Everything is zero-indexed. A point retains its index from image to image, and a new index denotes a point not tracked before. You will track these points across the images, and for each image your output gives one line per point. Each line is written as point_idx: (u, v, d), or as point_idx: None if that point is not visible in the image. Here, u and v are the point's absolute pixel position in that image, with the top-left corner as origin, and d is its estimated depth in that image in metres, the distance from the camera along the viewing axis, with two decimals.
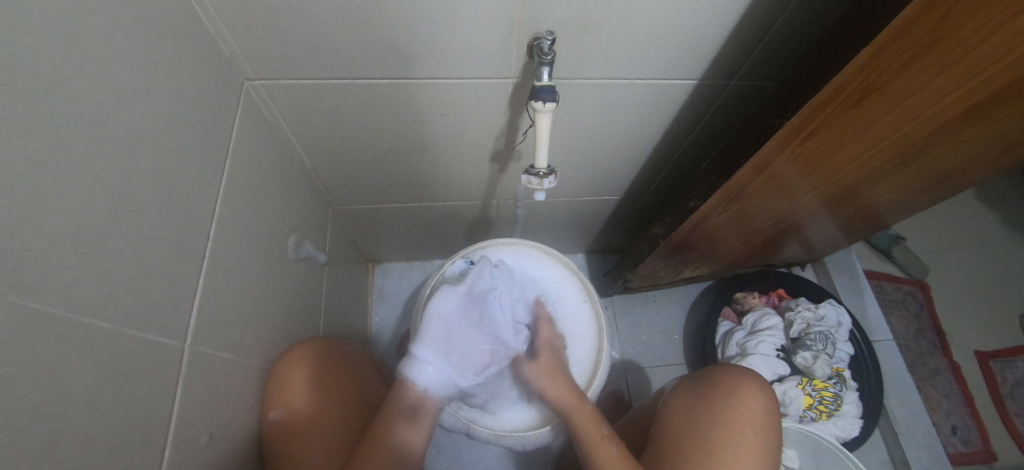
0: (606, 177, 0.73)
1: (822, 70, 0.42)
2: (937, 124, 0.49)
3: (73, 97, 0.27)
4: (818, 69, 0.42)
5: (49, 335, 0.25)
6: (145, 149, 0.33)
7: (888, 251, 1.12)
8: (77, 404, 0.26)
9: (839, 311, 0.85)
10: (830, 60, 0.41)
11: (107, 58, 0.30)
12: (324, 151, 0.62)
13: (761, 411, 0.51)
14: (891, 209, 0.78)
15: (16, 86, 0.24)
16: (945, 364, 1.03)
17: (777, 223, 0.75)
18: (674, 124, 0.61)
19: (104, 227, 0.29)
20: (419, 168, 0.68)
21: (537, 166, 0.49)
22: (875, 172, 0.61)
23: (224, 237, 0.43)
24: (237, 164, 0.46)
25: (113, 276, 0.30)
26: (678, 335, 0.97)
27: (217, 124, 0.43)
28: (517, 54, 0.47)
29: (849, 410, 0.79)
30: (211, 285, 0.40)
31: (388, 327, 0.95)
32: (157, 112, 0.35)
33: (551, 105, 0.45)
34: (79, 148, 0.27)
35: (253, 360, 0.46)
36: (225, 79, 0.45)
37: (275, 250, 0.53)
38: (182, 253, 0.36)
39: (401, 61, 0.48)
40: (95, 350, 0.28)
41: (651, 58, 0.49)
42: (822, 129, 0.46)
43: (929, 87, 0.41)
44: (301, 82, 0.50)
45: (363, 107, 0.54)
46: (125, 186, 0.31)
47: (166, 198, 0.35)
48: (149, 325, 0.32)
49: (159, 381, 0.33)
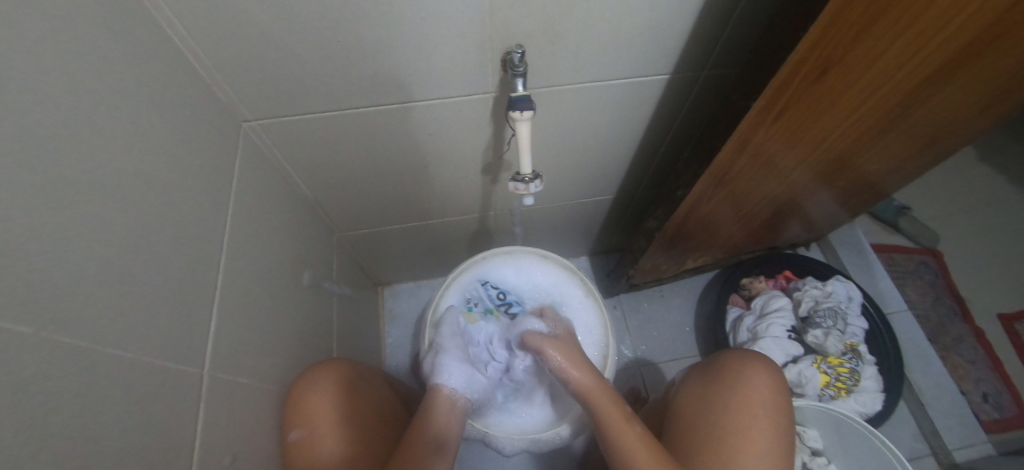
0: (596, 177, 0.75)
1: (776, 52, 0.43)
2: (909, 86, 0.50)
3: (87, 149, 0.30)
4: (771, 50, 0.44)
5: (76, 365, 0.27)
6: (153, 192, 0.36)
7: (895, 222, 1.11)
8: (106, 430, 0.28)
9: (848, 286, 0.84)
10: (781, 40, 0.42)
11: (114, 113, 0.33)
12: (322, 181, 0.65)
13: (771, 391, 0.52)
14: (887, 177, 0.78)
15: (40, 144, 0.26)
16: (969, 330, 1.00)
17: (771, 203, 0.76)
18: (654, 119, 0.63)
19: (122, 266, 0.32)
20: (414, 188, 0.70)
21: (522, 172, 0.51)
22: (859, 141, 0.62)
23: (233, 269, 0.45)
24: (241, 200, 0.49)
25: (134, 309, 0.32)
26: (689, 327, 0.97)
27: (220, 163, 0.46)
28: (492, 69, 0.50)
29: (868, 385, 0.78)
30: (224, 314, 0.42)
31: (401, 347, 0.96)
32: (162, 157, 0.38)
33: (528, 113, 0.47)
34: (95, 196, 0.30)
35: (269, 384, 0.48)
36: (224, 122, 0.48)
37: (283, 278, 0.56)
38: (195, 285, 0.39)
39: (385, 88, 0.51)
40: (119, 378, 0.30)
41: (620, 59, 0.52)
42: (792, 104, 0.48)
43: (890, 50, 0.43)
44: (294, 118, 0.53)
45: (354, 135, 0.58)
46: (138, 226, 0.34)
47: (176, 235, 0.38)
48: (169, 355, 0.35)
49: (180, 406, 0.35)
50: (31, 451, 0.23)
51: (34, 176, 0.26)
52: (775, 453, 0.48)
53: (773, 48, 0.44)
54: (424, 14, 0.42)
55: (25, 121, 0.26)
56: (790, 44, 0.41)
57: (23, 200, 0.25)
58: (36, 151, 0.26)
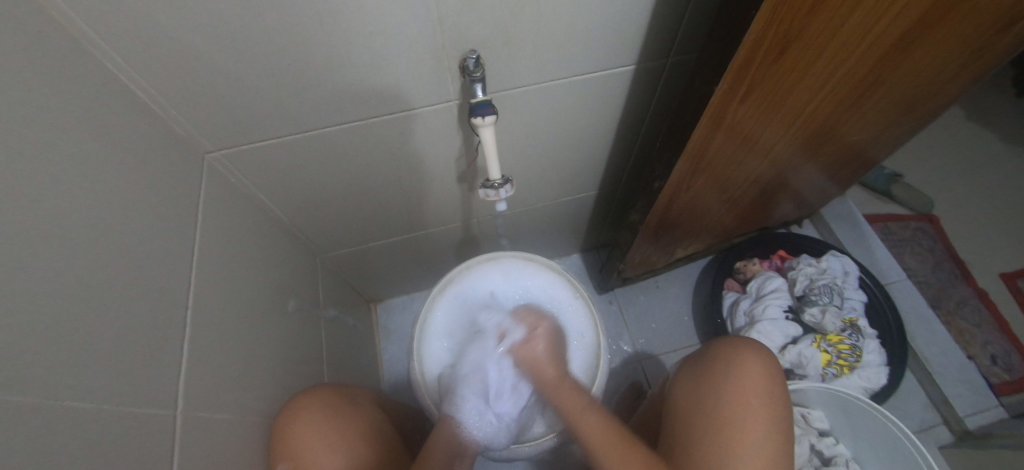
0: (576, 174, 0.74)
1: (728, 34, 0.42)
2: (876, 54, 0.49)
3: (34, 202, 0.29)
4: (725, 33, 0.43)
5: (34, 422, 0.26)
6: (110, 235, 0.35)
7: (887, 190, 1.10)
8: None
9: (843, 261, 0.83)
10: (731, 23, 0.41)
11: (61, 160, 0.32)
12: (297, 205, 0.64)
13: (765, 379, 0.50)
14: (870, 145, 0.77)
15: None
16: (971, 292, 0.98)
17: (755, 183, 0.75)
18: (625, 111, 0.62)
19: (78, 316, 0.31)
20: (392, 203, 0.70)
21: (491, 177, 0.50)
22: (835, 113, 0.61)
23: (205, 304, 0.44)
24: (210, 232, 0.48)
25: (96, 357, 0.31)
26: (687, 316, 0.95)
27: (184, 198, 0.45)
28: (451, 77, 0.49)
29: (871, 359, 0.76)
30: (198, 352, 0.42)
31: (398, 362, 0.96)
32: (117, 198, 0.37)
33: (490, 118, 0.46)
34: (48, 246, 0.29)
35: (253, 417, 0.47)
36: (186, 157, 0.47)
37: (263, 307, 0.55)
38: (163, 325, 0.38)
39: (344, 106, 0.50)
40: (84, 430, 0.29)
41: (581, 54, 0.51)
42: (758, 84, 0.47)
43: (850, 20, 0.42)
44: (259, 145, 0.52)
45: (323, 157, 0.57)
46: (96, 273, 0.33)
47: (139, 277, 0.37)
48: (136, 400, 0.34)
49: (154, 450, 0.34)
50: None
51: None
52: (774, 441, 0.47)
53: (726, 30, 0.43)
54: (373, 28, 0.42)
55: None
56: (742, 27, 0.40)
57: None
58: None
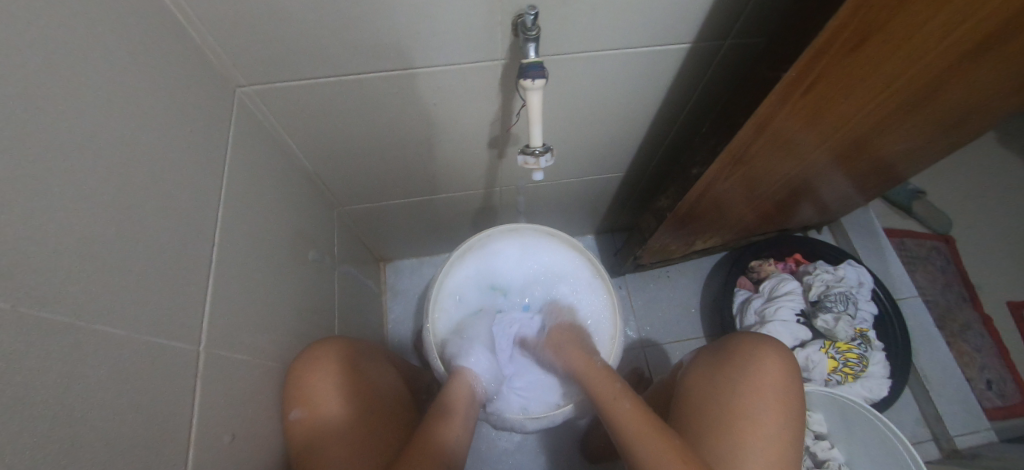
0: (608, 153, 0.72)
1: (814, 15, 0.40)
2: (947, 59, 0.46)
3: (64, 114, 0.27)
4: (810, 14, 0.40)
5: (62, 343, 0.25)
6: (140, 158, 0.33)
7: (908, 206, 1.08)
8: (96, 408, 0.27)
9: (859, 271, 0.83)
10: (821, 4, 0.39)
11: (93, 71, 0.30)
12: (322, 152, 0.62)
13: (782, 376, 0.51)
14: (907, 159, 0.75)
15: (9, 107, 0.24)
16: (976, 317, 0.99)
17: (786, 183, 0.73)
18: (671, 91, 0.60)
19: (107, 239, 0.29)
20: (417, 161, 0.68)
21: (531, 144, 0.48)
22: (884, 121, 0.59)
23: (229, 243, 0.43)
24: (237, 170, 0.47)
25: (122, 284, 0.30)
26: (695, 309, 0.95)
27: (213, 131, 0.43)
28: (502, 34, 0.46)
29: (875, 370, 0.77)
30: (221, 291, 0.41)
31: (404, 323, 0.96)
32: (147, 121, 0.35)
33: (540, 82, 0.44)
34: (78, 160, 0.28)
35: (270, 361, 0.47)
36: (217, 89, 0.45)
37: (283, 253, 0.54)
38: (189, 260, 0.37)
39: (385, 52, 0.47)
40: (109, 356, 0.28)
41: (640, 25, 0.48)
42: (825, 75, 0.45)
43: (939, 16, 0.39)
44: (291, 85, 0.50)
45: (356, 105, 0.55)
46: (125, 197, 0.31)
47: (168, 207, 0.35)
48: (162, 331, 0.33)
49: (177, 384, 0.34)
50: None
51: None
52: (785, 436, 0.48)
53: (812, 9, 0.40)
54: None
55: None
56: (830, 9, 0.38)
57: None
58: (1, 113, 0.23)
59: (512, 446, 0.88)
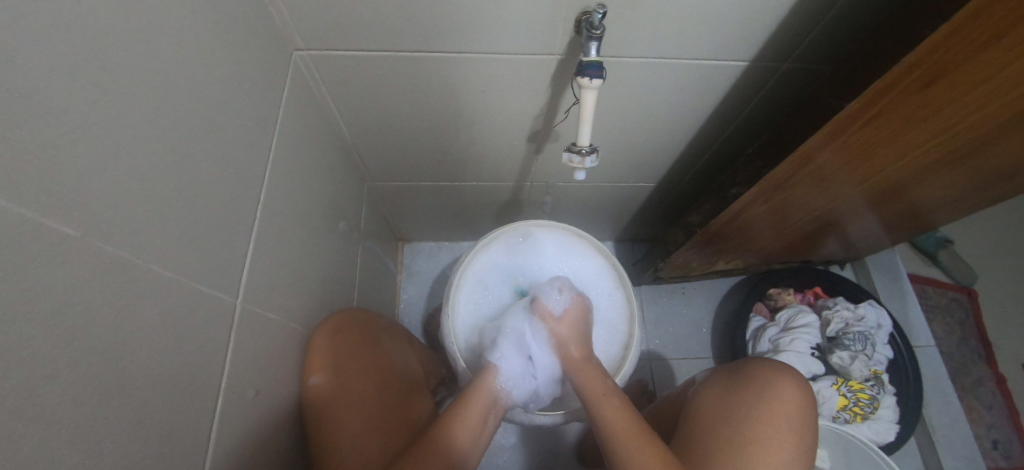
0: (644, 161, 0.71)
1: (898, 51, 0.41)
2: (1007, 118, 0.44)
3: (139, 53, 0.27)
4: (893, 49, 0.41)
5: (118, 279, 0.26)
6: (202, 108, 0.34)
7: (934, 254, 1.06)
8: (141, 346, 0.28)
9: (879, 313, 0.82)
10: (907, 41, 0.40)
11: (170, 15, 0.30)
12: (363, 125, 0.62)
13: (797, 406, 0.50)
14: (948, 213, 0.73)
15: (89, 41, 0.24)
16: (990, 374, 0.98)
17: (819, 220, 0.71)
18: (719, 108, 0.59)
19: (168, 183, 0.30)
20: (454, 145, 0.68)
21: (579, 143, 0.48)
22: (933, 173, 0.57)
23: (271, 203, 0.43)
24: (285, 132, 0.47)
25: (176, 229, 0.31)
26: (707, 329, 0.95)
27: (268, 90, 0.44)
28: (564, 29, 0.46)
29: (885, 414, 0.76)
30: (259, 248, 0.41)
31: (416, 304, 0.96)
32: (212, 72, 0.35)
33: (598, 82, 0.44)
34: (148, 101, 0.28)
35: (294, 323, 0.48)
36: (276, 49, 0.45)
37: (316, 219, 0.54)
38: (235, 215, 0.37)
39: (446, 34, 0.47)
40: (159, 297, 0.29)
41: (704, 37, 0.48)
42: (884, 115, 0.44)
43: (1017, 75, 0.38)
44: (346, 55, 0.50)
45: (405, 83, 0.55)
46: (186, 145, 0.32)
47: (221, 159, 0.36)
48: (207, 280, 0.34)
49: (212, 334, 0.34)
50: (50, 368, 0.22)
51: (75, 69, 0.23)
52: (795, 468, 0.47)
53: (898, 44, 0.41)
54: None
55: (68, 9, 0.23)
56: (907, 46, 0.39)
57: (61, 97, 0.22)
58: (79, 44, 0.23)
59: (508, 442, 0.88)
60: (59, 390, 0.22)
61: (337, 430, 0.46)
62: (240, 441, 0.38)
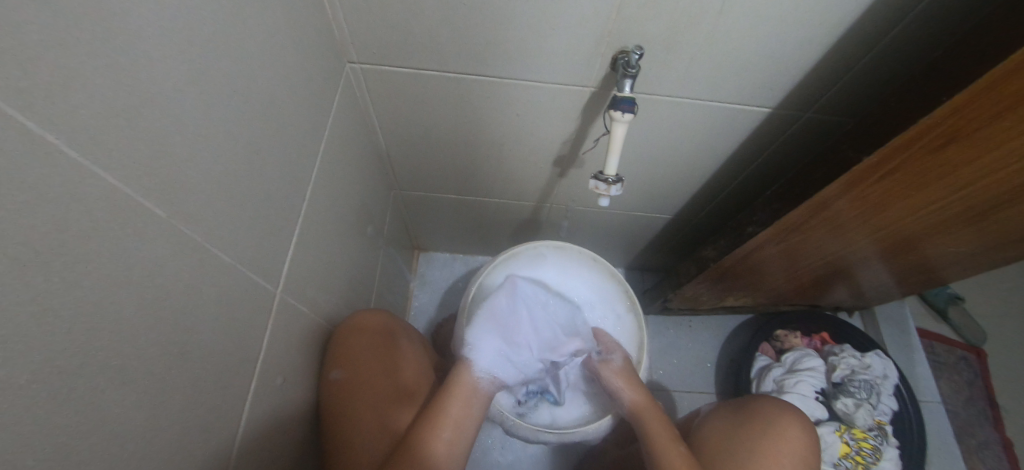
0: (663, 193, 0.73)
1: (916, 109, 0.43)
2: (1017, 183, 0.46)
3: (232, 58, 0.31)
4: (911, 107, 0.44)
5: (191, 259, 0.28)
6: (271, 110, 0.37)
7: (944, 310, 1.06)
8: (200, 322, 0.30)
9: (886, 363, 0.82)
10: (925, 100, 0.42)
11: (259, 26, 0.34)
12: (400, 136, 0.65)
13: (802, 448, 0.51)
14: (958, 270, 0.75)
15: (197, 47, 0.27)
16: (996, 437, 0.97)
17: (831, 266, 0.73)
18: (740, 149, 0.62)
19: (238, 175, 0.33)
20: (483, 163, 0.71)
21: (606, 172, 0.51)
22: (944, 231, 0.59)
23: (314, 202, 0.46)
24: (332, 137, 0.50)
25: (239, 218, 0.33)
26: (711, 364, 0.95)
27: (323, 98, 0.47)
28: (601, 64, 0.49)
29: (887, 467, 0.76)
30: (300, 244, 0.44)
31: (425, 312, 0.98)
32: (283, 79, 0.38)
33: (629, 116, 0.46)
34: (234, 101, 0.31)
35: (321, 318, 0.50)
36: (334, 61, 0.49)
37: (347, 221, 0.57)
38: (285, 210, 0.40)
39: (491, 59, 0.51)
40: (219, 279, 0.31)
41: (732, 82, 0.50)
42: (902, 170, 0.46)
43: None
44: (395, 71, 0.53)
45: (446, 101, 0.58)
46: (256, 143, 0.35)
47: (280, 157, 0.39)
48: (257, 268, 0.36)
49: (255, 319, 0.36)
50: (129, 334, 0.24)
51: (184, 70, 0.26)
52: None
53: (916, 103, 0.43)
54: None
55: (187, 18, 0.26)
56: (931, 106, 0.41)
57: (170, 94, 0.25)
58: (189, 48, 0.26)
59: (504, 459, 0.88)
60: (134, 355, 0.24)
61: (353, 427, 0.48)
62: (263, 426, 0.39)
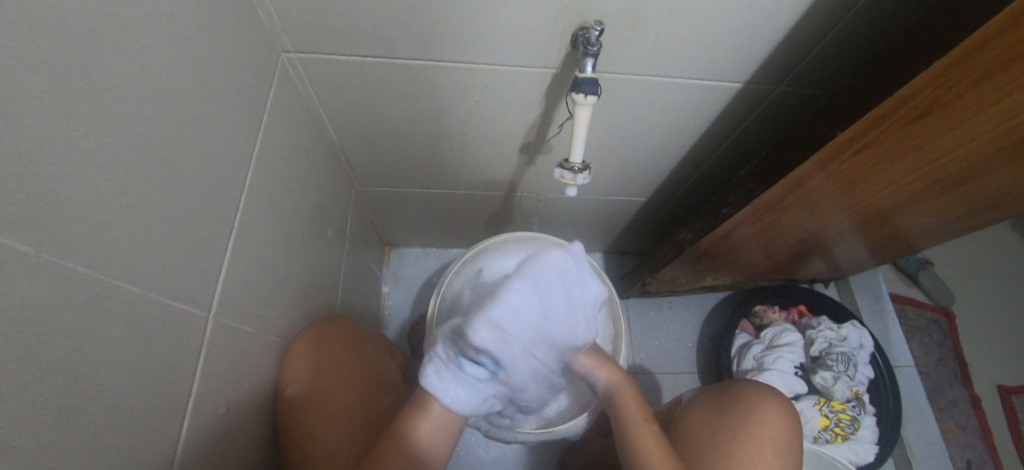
0: (635, 177, 0.71)
1: (893, 81, 0.40)
2: (987, 152, 0.45)
3: (110, 57, 0.26)
4: (889, 78, 0.41)
5: (79, 294, 0.24)
6: (178, 113, 0.32)
7: (914, 275, 1.08)
8: (102, 363, 0.26)
9: (861, 333, 0.83)
10: (903, 70, 0.39)
11: (149, 18, 0.29)
12: (352, 130, 0.61)
13: (782, 431, 0.51)
14: (929, 238, 0.75)
15: (54, 44, 0.23)
16: (965, 395, 1.00)
17: (807, 241, 0.72)
18: (711, 128, 0.59)
19: (138, 190, 0.28)
20: (446, 154, 0.66)
21: (572, 160, 0.48)
22: (916, 201, 0.58)
23: (250, 212, 0.42)
24: (268, 137, 0.45)
25: (144, 240, 0.29)
26: (692, 344, 0.95)
27: (253, 94, 0.42)
28: (560, 43, 0.45)
29: (865, 435, 0.78)
30: (236, 258, 0.39)
31: (401, 311, 0.95)
32: (192, 77, 0.33)
33: (592, 99, 0.43)
34: (120, 107, 0.27)
35: (271, 335, 0.46)
36: (263, 51, 0.44)
37: (297, 226, 0.53)
38: (211, 224, 0.36)
39: (439, 43, 0.46)
40: (123, 313, 0.27)
41: (699, 57, 0.47)
42: (876, 144, 0.44)
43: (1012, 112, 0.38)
44: (336, 59, 0.48)
45: (396, 90, 0.53)
46: (160, 151, 0.30)
47: (198, 166, 0.34)
48: (177, 293, 0.32)
49: (181, 350, 0.33)
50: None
51: (38, 76, 0.22)
52: None
53: (895, 72, 0.41)
54: None
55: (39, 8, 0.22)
56: (906, 76, 0.39)
57: (24, 105, 0.21)
58: (44, 47, 0.22)
59: (490, 455, 0.87)
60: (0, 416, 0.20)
61: (313, 445, 0.44)
62: (206, 462, 0.36)
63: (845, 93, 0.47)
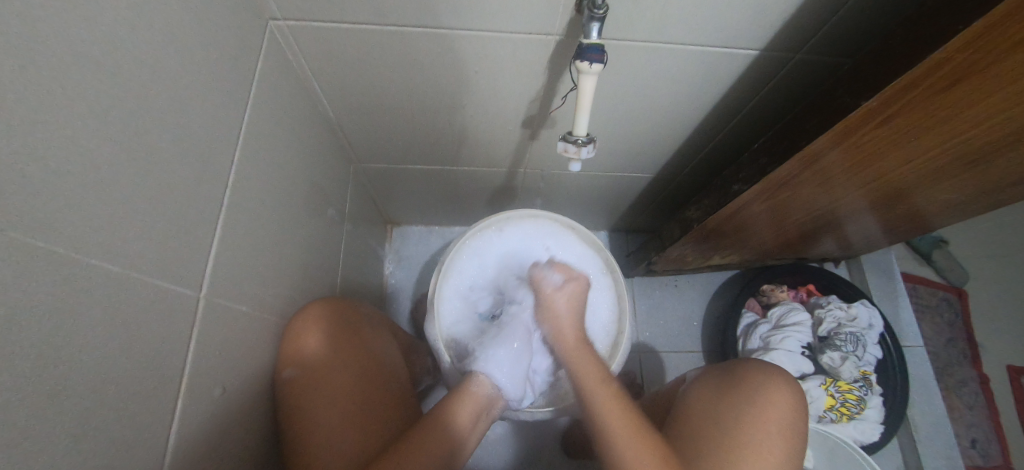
0: (641, 152, 0.68)
1: (924, 44, 0.37)
2: (1021, 123, 0.41)
3: (71, 22, 0.24)
4: (921, 40, 0.38)
5: (53, 275, 0.23)
6: (156, 84, 0.30)
7: (929, 253, 1.04)
8: (88, 346, 0.25)
9: (871, 312, 0.81)
10: (936, 33, 0.36)
11: None
12: (347, 103, 0.58)
13: (789, 411, 0.50)
14: (946, 216, 0.72)
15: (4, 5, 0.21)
16: (974, 375, 0.99)
17: (820, 218, 0.69)
18: (723, 99, 0.56)
19: (116, 167, 0.27)
20: (445, 129, 0.64)
21: (576, 133, 0.45)
22: (938, 178, 0.55)
23: (240, 189, 0.40)
24: (258, 111, 0.43)
25: (124, 220, 0.28)
26: (698, 322, 0.94)
27: (239, 66, 0.40)
28: (564, 7, 0.42)
29: (871, 414, 0.78)
30: (228, 236, 0.38)
31: (403, 288, 0.95)
32: (170, 46, 0.31)
33: (598, 67, 0.40)
34: (89, 76, 0.25)
35: (267, 315, 0.45)
36: (248, 17, 0.41)
37: (293, 204, 0.51)
38: (198, 201, 0.34)
39: (433, 7, 0.43)
40: (106, 295, 0.26)
41: (712, 21, 0.44)
42: (902, 115, 0.41)
43: None
44: (326, 27, 0.46)
45: (393, 60, 0.51)
46: (138, 124, 0.29)
47: (181, 140, 0.32)
48: (166, 273, 0.31)
49: (171, 331, 0.32)
50: None
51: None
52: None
53: (927, 34, 0.37)
54: None
55: None
56: (939, 40, 0.36)
57: None
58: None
59: (495, 432, 0.88)
60: None
61: (311, 425, 0.44)
62: (204, 439, 0.36)
63: (872, 59, 0.43)
